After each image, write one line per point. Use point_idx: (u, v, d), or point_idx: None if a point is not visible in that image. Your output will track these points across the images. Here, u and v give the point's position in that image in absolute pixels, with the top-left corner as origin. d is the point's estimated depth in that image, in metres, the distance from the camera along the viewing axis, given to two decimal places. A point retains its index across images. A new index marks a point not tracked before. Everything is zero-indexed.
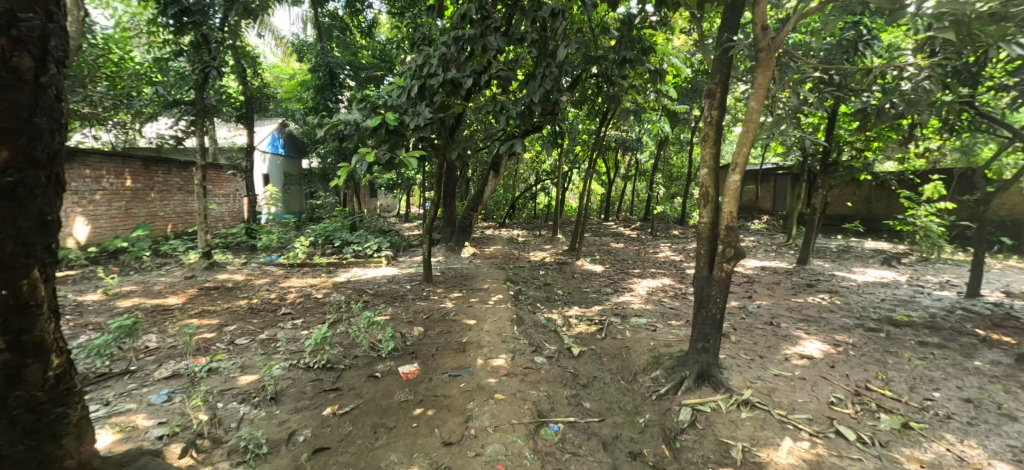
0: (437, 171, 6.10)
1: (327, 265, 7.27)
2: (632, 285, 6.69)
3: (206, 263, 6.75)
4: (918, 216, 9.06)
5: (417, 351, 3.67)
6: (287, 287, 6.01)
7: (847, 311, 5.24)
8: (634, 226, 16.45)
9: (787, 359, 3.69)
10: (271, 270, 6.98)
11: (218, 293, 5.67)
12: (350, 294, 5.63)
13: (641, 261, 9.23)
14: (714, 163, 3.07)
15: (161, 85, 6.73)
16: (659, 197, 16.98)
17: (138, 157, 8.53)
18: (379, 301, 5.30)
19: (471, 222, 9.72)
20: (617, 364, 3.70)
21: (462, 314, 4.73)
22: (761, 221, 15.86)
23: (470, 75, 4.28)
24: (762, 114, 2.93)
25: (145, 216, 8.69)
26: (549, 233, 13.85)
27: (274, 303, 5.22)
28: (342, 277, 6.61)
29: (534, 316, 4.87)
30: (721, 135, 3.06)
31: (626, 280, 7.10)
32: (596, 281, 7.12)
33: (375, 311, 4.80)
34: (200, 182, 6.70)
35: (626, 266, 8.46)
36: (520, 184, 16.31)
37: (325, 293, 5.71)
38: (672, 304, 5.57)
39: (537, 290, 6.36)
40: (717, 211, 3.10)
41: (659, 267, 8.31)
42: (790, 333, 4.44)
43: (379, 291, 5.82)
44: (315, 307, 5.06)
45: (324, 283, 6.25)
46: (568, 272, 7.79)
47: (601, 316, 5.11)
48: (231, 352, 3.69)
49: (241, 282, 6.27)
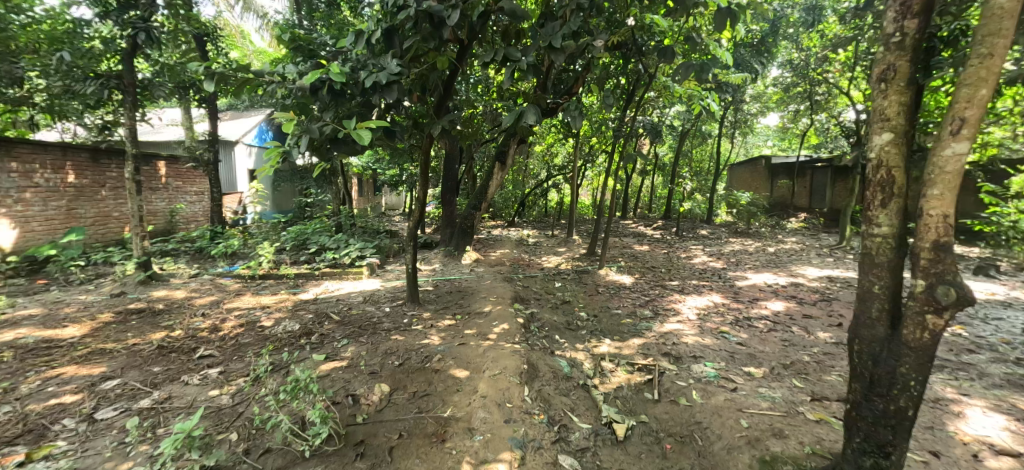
0: (422, 160, 4.64)
1: (293, 278, 5.92)
2: (676, 304, 5.22)
3: (142, 277, 5.40)
4: (1006, 213, 7.39)
5: (367, 440, 2.27)
6: (231, 310, 4.64)
7: (993, 351, 3.70)
8: (655, 226, 14.89)
9: (976, 459, 2.23)
10: (223, 286, 5.62)
11: (138, 321, 4.31)
12: (307, 322, 4.25)
13: (676, 268, 7.74)
14: (904, 123, 1.61)
15: (73, 48, 5.21)
16: (682, 194, 15.45)
17: (84, 148, 7.27)
18: (340, 335, 3.89)
19: (474, 224, 8.24)
20: (695, 466, 2.24)
21: (450, 359, 3.30)
22: (799, 220, 14.87)
23: (456, 4, 2.82)
24: (1020, 18, 1.47)
25: (94, 217, 7.44)
26: (563, 234, 12.42)
27: (200, 337, 3.83)
28: (308, 295, 5.25)
29: (551, 360, 3.42)
30: (922, 68, 1.60)
31: (665, 296, 5.59)
32: (628, 297, 5.63)
33: (327, 355, 3.40)
34: (132, 176, 5.33)
35: (660, 276, 6.93)
36: (530, 180, 14.97)
37: (274, 320, 4.31)
38: (739, 337, 4.10)
39: (555, 313, 4.89)
40: (906, 213, 1.65)
41: (700, 278, 6.81)
42: (939, 394, 2.95)
43: (346, 317, 4.42)
44: (251, 345, 3.68)
45: (281, 304, 4.88)
46: (590, 285, 6.30)
47: (647, 359, 3.66)
48: (75, 439, 2.33)
49: (178, 302, 4.94)
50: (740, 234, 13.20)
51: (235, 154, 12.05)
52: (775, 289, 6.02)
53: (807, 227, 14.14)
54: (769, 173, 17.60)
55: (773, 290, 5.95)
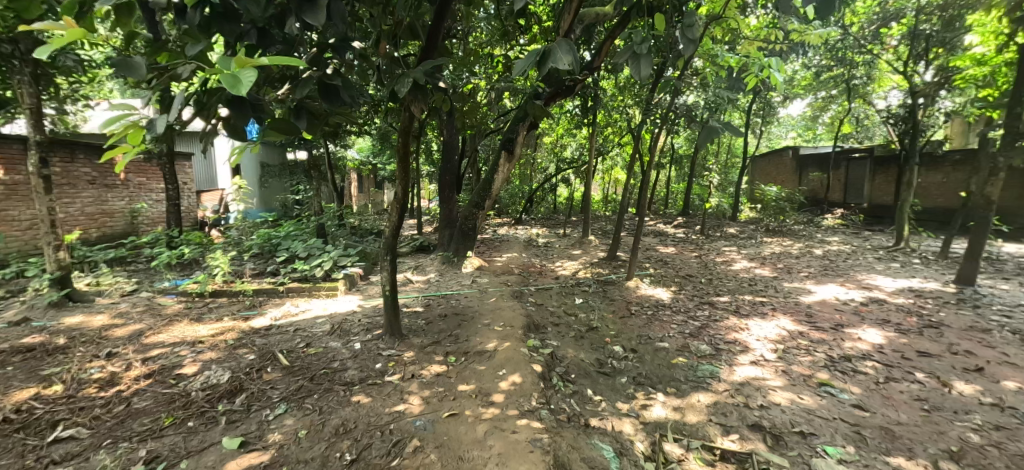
0: (398, 145, 3.24)
1: (250, 296, 4.76)
2: (739, 333, 3.97)
3: (54, 298, 4.27)
4: None
5: None
6: (150, 347, 3.48)
7: None
8: (677, 223, 13.61)
9: None
10: (159, 308, 4.46)
11: (16, 367, 3.15)
12: (239, 369, 3.06)
13: (716, 276, 6.50)
14: None
15: None
16: (703, 189, 14.15)
17: (17, 138, 6.16)
18: (278, 394, 2.72)
19: (477, 225, 7.00)
20: None
21: (432, 452, 2.11)
22: (836, 216, 13.53)
23: None
24: None
25: (32, 220, 6.36)
26: (576, 233, 11.22)
27: (78, 400, 2.67)
28: (260, 323, 4.07)
29: (590, 447, 2.23)
30: None
31: (718, 320, 4.35)
32: (671, 321, 4.39)
33: (245, 439, 2.23)
34: (37, 170, 4.16)
35: (702, 289, 5.69)
36: (538, 174, 13.80)
37: (198, 367, 3.13)
38: (851, 394, 2.87)
39: (582, 350, 3.66)
40: None
41: (752, 290, 5.57)
42: None
43: (298, 359, 3.23)
44: (143, 415, 2.50)
45: (219, 337, 3.70)
46: (620, 302, 5.05)
47: (728, 435, 2.46)
48: None
49: (88, 333, 3.78)
50: (774, 232, 11.83)
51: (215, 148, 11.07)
52: (857, 310, 4.73)
53: (846, 224, 12.77)
54: (797, 165, 16.24)
55: (854, 312, 4.68)
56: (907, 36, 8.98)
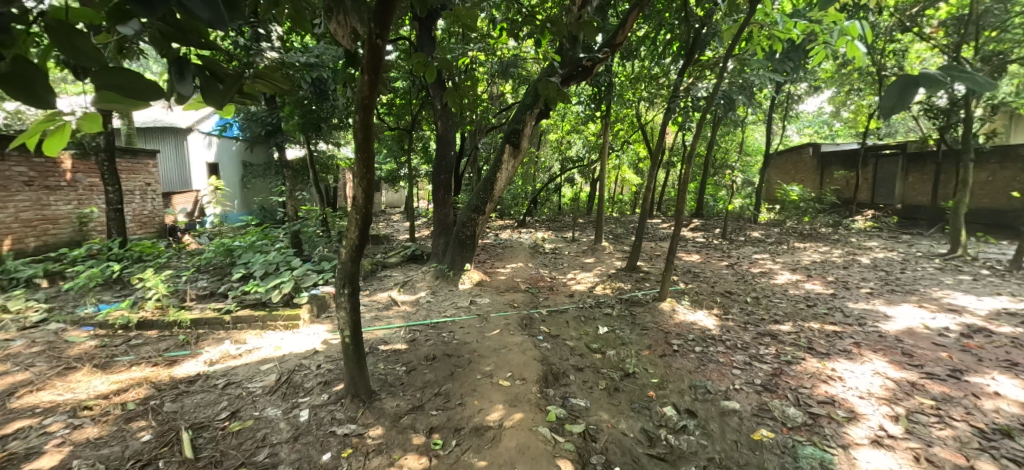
0: (356, 129, 2.13)
1: (184, 329, 3.72)
2: (830, 385, 2.94)
3: None
4: None
5: None
6: (9, 420, 2.44)
7: None
8: (692, 226, 12.55)
9: None
10: (62, 347, 3.41)
11: None
12: (117, 465, 2.04)
13: (761, 293, 5.44)
14: None
15: None
16: (720, 189, 13.09)
17: None
18: None
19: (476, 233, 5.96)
20: None
21: None
22: (867, 218, 12.45)
23: None
24: None
25: None
26: (585, 238, 10.18)
27: None
28: (184, 372, 3.02)
29: None
30: None
31: (792, 363, 3.30)
32: (730, 364, 3.33)
33: None
34: None
35: (751, 312, 4.64)
36: (541, 173, 12.75)
37: (60, 459, 2.10)
38: None
39: (621, 416, 2.62)
40: None
41: (813, 314, 4.53)
42: None
43: (213, 441, 2.22)
44: None
45: (116, 398, 2.66)
46: (655, 333, 3.97)
47: None
48: None
49: None
50: (803, 236, 10.71)
51: (190, 143, 10.33)
52: (963, 346, 3.67)
53: (879, 227, 11.69)
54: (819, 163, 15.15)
55: (960, 348, 3.61)
56: (951, 19, 7.85)
